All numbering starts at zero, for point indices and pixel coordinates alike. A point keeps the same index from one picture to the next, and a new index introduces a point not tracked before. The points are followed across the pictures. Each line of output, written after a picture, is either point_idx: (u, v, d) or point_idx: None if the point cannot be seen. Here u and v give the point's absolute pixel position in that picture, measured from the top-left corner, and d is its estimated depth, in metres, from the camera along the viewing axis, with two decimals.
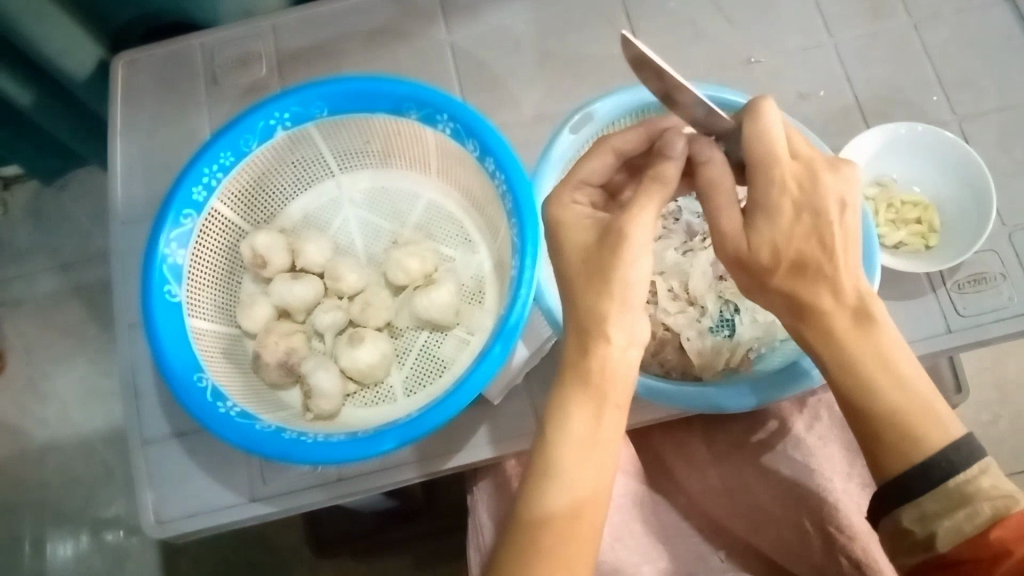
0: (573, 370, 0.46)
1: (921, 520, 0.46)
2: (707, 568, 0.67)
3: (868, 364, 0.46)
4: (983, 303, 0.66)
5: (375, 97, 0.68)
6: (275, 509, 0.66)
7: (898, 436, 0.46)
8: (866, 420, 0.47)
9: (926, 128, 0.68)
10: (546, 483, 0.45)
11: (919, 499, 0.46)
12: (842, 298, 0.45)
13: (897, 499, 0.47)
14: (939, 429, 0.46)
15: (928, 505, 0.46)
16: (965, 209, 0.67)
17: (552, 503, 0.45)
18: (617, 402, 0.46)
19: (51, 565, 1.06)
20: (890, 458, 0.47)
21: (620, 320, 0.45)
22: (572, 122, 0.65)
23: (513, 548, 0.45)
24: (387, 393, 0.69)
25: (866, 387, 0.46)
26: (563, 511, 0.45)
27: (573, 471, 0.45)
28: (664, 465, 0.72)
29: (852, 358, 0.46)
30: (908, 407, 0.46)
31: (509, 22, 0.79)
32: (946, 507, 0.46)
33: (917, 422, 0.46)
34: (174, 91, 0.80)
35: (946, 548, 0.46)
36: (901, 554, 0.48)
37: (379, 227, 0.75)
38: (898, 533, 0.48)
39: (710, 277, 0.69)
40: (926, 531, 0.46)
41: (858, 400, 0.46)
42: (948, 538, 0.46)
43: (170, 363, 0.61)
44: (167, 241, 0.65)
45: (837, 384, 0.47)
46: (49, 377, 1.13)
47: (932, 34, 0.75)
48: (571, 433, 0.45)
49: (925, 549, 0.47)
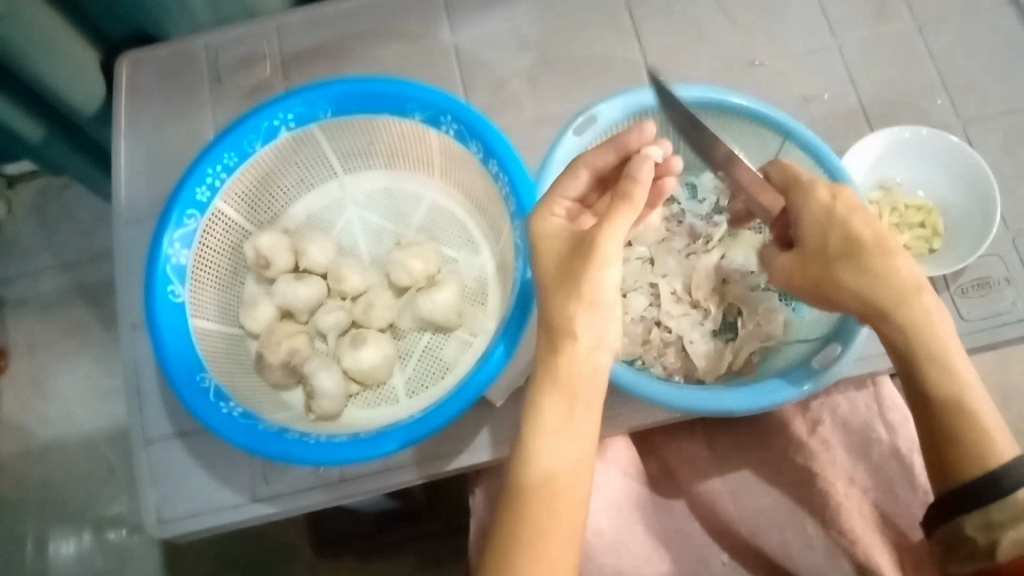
0: (541, 372, 0.47)
1: (985, 527, 0.46)
2: (708, 570, 0.68)
3: (948, 357, 0.48)
4: (988, 308, 0.66)
5: (379, 99, 0.68)
6: (277, 509, 0.66)
7: (977, 431, 0.47)
8: (947, 415, 0.48)
9: (930, 132, 0.68)
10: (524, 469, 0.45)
11: (988, 505, 0.46)
12: (923, 296, 0.49)
13: (956, 508, 0.47)
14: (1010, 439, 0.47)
15: (993, 513, 0.46)
16: (967, 214, 0.67)
17: (533, 489, 0.45)
18: (588, 402, 0.46)
19: (54, 562, 1.06)
20: (966, 459, 0.47)
21: (587, 315, 0.46)
22: (575, 123, 0.64)
23: (505, 538, 0.44)
24: (390, 394, 0.69)
25: (947, 378, 0.48)
26: (543, 496, 0.44)
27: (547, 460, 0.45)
28: (670, 472, 0.71)
29: (935, 347, 0.49)
30: (985, 407, 0.48)
31: (513, 23, 0.79)
32: (1013, 515, 0.45)
33: (993, 425, 0.48)
34: (178, 92, 0.80)
35: (1009, 557, 0.45)
36: (959, 560, 0.48)
37: (382, 228, 0.75)
38: (958, 540, 0.47)
39: (712, 279, 0.68)
40: (988, 539, 0.46)
41: (938, 392, 0.48)
42: (1009, 547, 0.45)
43: (171, 364, 0.61)
44: (171, 241, 0.65)
45: (920, 376, 0.49)
46: (52, 375, 1.13)
47: (935, 37, 0.75)
48: (547, 420, 0.46)
49: (986, 557, 0.46)
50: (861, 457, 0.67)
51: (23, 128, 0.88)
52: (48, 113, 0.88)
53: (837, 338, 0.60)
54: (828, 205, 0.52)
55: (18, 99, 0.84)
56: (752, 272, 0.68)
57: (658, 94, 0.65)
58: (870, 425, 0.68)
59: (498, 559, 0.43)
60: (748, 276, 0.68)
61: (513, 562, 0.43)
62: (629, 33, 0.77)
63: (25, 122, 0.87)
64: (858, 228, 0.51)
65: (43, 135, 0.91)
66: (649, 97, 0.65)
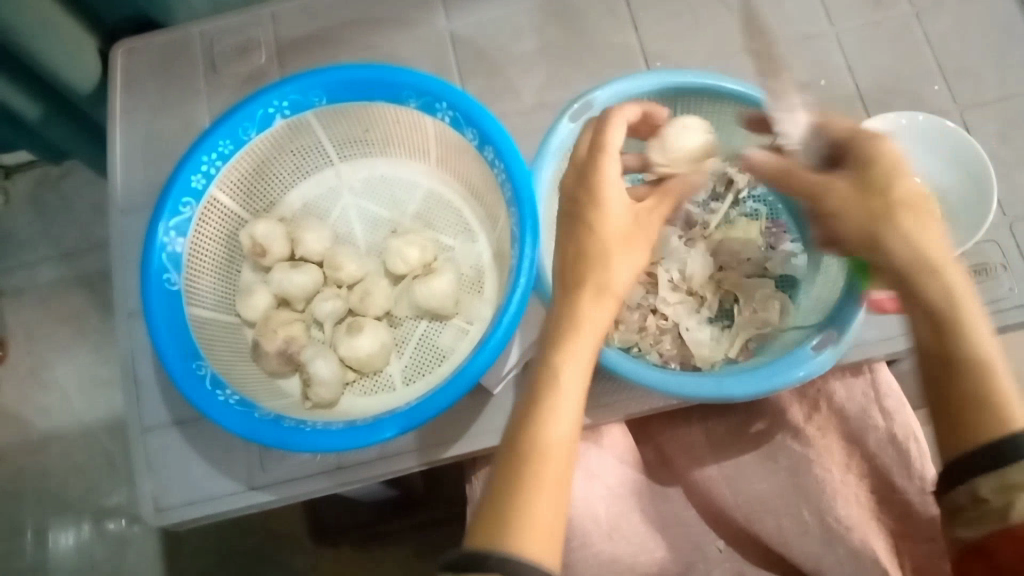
0: (565, 312, 0.49)
1: (1001, 489, 0.44)
2: (704, 557, 0.68)
3: (973, 325, 0.48)
4: (984, 294, 0.66)
5: (375, 86, 0.67)
6: (274, 497, 0.66)
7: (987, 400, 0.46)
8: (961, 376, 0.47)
9: (927, 117, 0.68)
10: (540, 410, 0.46)
11: (1005, 466, 0.44)
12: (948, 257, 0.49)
13: (965, 472, 0.46)
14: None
15: (1011, 474, 0.44)
16: (969, 198, 0.67)
17: (542, 430, 0.45)
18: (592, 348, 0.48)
19: (54, 553, 1.06)
20: (971, 425, 0.46)
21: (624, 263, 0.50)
22: (571, 110, 0.64)
23: (507, 478, 0.44)
24: (386, 381, 0.69)
25: (971, 344, 0.47)
26: (552, 439, 0.45)
27: (559, 397, 0.46)
28: (665, 458, 0.71)
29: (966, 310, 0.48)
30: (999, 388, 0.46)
31: (510, 9, 0.78)
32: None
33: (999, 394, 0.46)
34: (174, 79, 0.79)
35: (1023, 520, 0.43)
36: (965, 524, 0.46)
37: (377, 216, 0.75)
38: (971, 504, 0.45)
39: (709, 267, 0.69)
40: (1002, 500, 0.44)
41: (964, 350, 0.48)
42: None
43: (166, 352, 0.61)
44: (166, 230, 0.65)
45: (948, 329, 0.48)
46: (50, 366, 1.13)
47: (934, 23, 0.75)
48: (570, 357, 0.47)
49: (998, 519, 0.44)
50: (856, 444, 0.68)
51: (21, 104, 0.88)
52: (47, 93, 0.88)
53: (832, 324, 0.60)
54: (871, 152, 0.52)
55: (17, 80, 0.84)
56: (749, 259, 0.70)
57: (656, 80, 0.64)
58: (868, 413, 0.67)
59: (500, 498, 0.43)
60: (746, 264, 0.70)
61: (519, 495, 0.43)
62: (626, 20, 0.77)
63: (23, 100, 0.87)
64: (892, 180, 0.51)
65: (39, 115, 0.90)
66: (647, 81, 0.65)
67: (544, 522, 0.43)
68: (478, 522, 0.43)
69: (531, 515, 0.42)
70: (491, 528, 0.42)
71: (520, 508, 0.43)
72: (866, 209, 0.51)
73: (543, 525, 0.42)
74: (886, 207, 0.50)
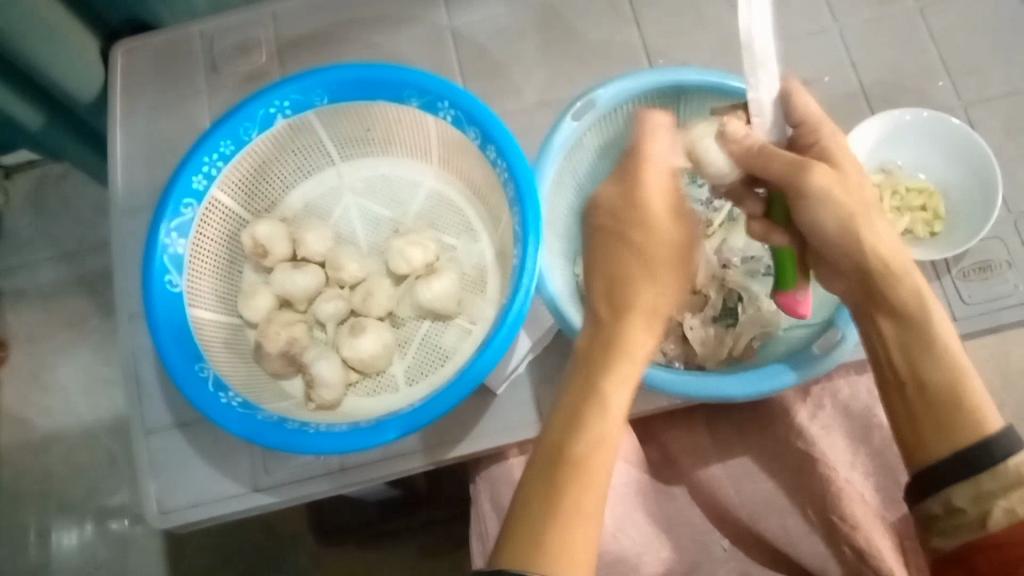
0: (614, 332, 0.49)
1: (976, 498, 0.45)
2: (709, 558, 0.67)
3: (937, 330, 0.48)
4: (989, 291, 0.66)
5: (377, 85, 0.67)
6: (278, 499, 0.66)
7: (962, 408, 0.47)
8: (931, 391, 0.48)
9: (932, 114, 0.67)
10: (580, 436, 0.46)
11: (979, 474, 0.45)
12: (910, 260, 0.49)
13: (938, 481, 0.46)
14: (994, 406, 0.47)
15: (985, 482, 0.45)
16: (966, 159, 0.67)
17: (577, 459, 0.45)
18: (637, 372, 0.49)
19: (57, 554, 1.06)
20: (941, 439, 0.47)
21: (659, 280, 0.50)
22: (574, 109, 0.64)
23: (539, 507, 0.44)
24: (389, 382, 0.68)
25: (936, 353, 0.48)
26: (585, 466, 0.45)
27: (594, 428, 0.46)
28: (669, 457, 0.71)
29: (931, 318, 0.48)
30: (972, 394, 0.47)
31: (510, 6, 0.78)
32: (1004, 484, 0.44)
33: (974, 399, 0.47)
34: (174, 81, 0.79)
35: (1000, 527, 0.44)
36: (941, 534, 0.46)
37: (379, 216, 0.74)
38: (946, 513, 0.46)
39: (713, 265, 0.68)
40: (980, 509, 0.45)
41: (931, 363, 0.48)
42: (1002, 517, 0.44)
43: (168, 354, 0.60)
44: (168, 231, 0.65)
45: (918, 341, 0.48)
46: (52, 367, 1.13)
47: (937, 18, 0.75)
48: (614, 387, 0.47)
49: (977, 528, 0.45)
50: (861, 442, 0.68)
51: (23, 115, 0.87)
52: (48, 100, 0.88)
53: (832, 324, 0.59)
54: (834, 156, 0.51)
55: (18, 88, 0.83)
56: (751, 258, 0.69)
57: (658, 78, 0.64)
58: (872, 410, 0.68)
59: (532, 529, 0.44)
60: (749, 262, 0.69)
61: (547, 520, 0.44)
62: (628, 17, 0.76)
63: (23, 107, 0.86)
64: (855, 178, 0.50)
65: (42, 123, 0.90)
66: (650, 79, 0.64)
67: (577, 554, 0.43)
68: (509, 547, 0.44)
69: (566, 547, 0.43)
70: (519, 560, 0.43)
71: (552, 542, 0.43)
72: (848, 201, 0.48)
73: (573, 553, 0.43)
74: (863, 206, 0.49)
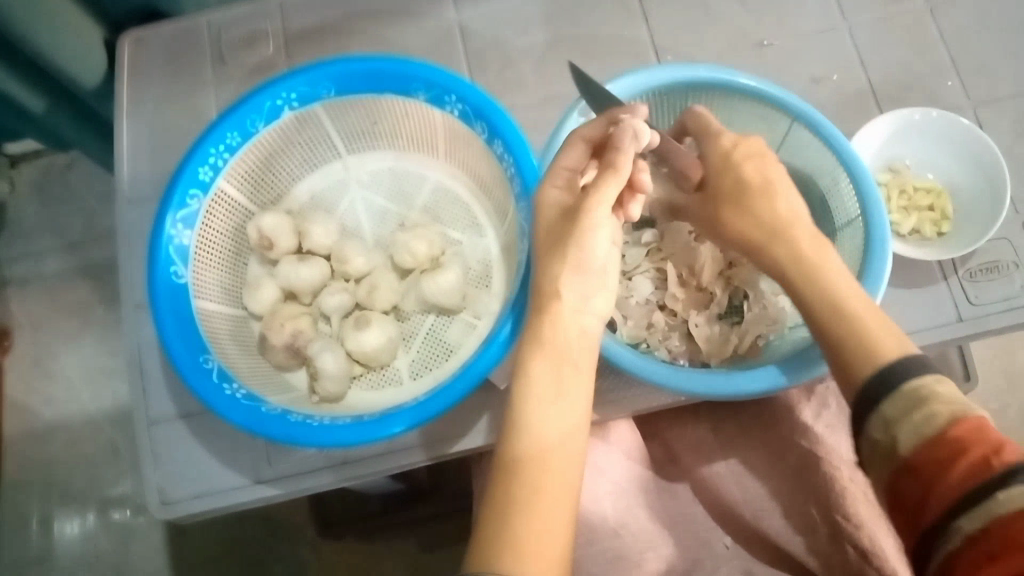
0: (531, 338, 0.48)
1: (885, 427, 0.44)
2: (711, 554, 0.67)
3: (826, 271, 0.50)
4: (996, 292, 0.66)
5: (384, 78, 0.67)
6: (280, 491, 0.66)
7: (854, 344, 0.47)
8: (827, 335, 0.49)
9: (941, 114, 0.67)
10: (517, 432, 0.45)
11: (880, 405, 0.44)
12: (792, 217, 0.52)
13: (862, 420, 0.46)
14: (893, 334, 0.47)
15: (887, 410, 0.44)
16: (974, 157, 0.67)
17: (524, 452, 0.45)
18: (575, 363, 0.48)
19: (58, 542, 1.06)
20: (848, 377, 0.47)
21: (575, 283, 0.49)
22: (583, 104, 0.63)
23: (495, 503, 0.43)
24: (393, 376, 0.68)
25: (819, 300, 0.49)
26: (533, 456, 0.44)
27: (535, 419, 0.46)
28: (670, 454, 0.71)
29: (809, 267, 0.50)
30: (867, 327, 0.47)
31: (520, 2, 0.78)
32: (904, 408, 0.43)
33: (868, 332, 0.47)
34: (181, 72, 0.79)
35: (909, 452, 0.42)
36: (875, 475, 0.45)
37: (385, 210, 0.74)
38: (870, 451, 0.45)
39: (719, 263, 0.68)
40: (890, 437, 0.44)
41: (815, 312, 0.49)
42: (908, 437, 0.43)
43: (172, 345, 0.60)
44: (173, 222, 0.65)
45: (800, 293, 0.50)
46: (56, 356, 1.13)
47: (947, 18, 0.74)
48: (543, 380, 0.47)
49: (890, 459, 0.43)
50: None
51: (25, 99, 0.87)
52: (51, 87, 0.87)
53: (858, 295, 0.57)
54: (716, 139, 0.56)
55: (21, 72, 0.83)
56: None
57: (669, 73, 0.63)
58: None
59: (487, 528, 0.42)
60: None
61: (508, 516, 0.42)
62: (635, 13, 0.76)
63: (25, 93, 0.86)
64: (734, 158, 0.54)
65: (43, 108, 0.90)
66: (661, 75, 0.63)
67: (540, 550, 0.41)
68: (474, 547, 0.42)
69: (525, 541, 0.41)
70: (483, 556, 0.41)
71: (511, 536, 0.42)
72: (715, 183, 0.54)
73: (534, 547, 0.41)
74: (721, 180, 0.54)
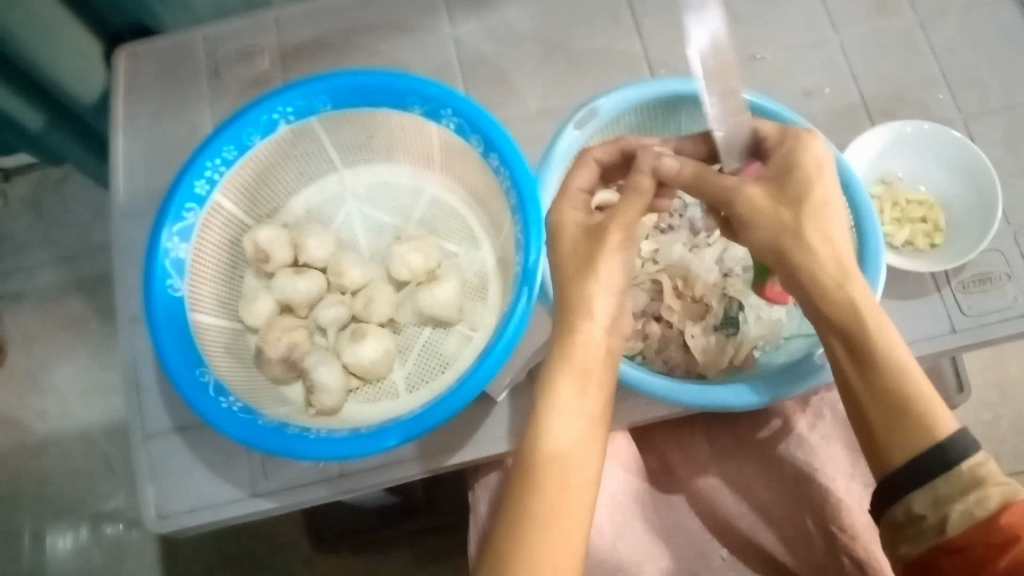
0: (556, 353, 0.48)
1: (934, 505, 0.45)
2: (708, 566, 0.67)
3: (888, 331, 0.47)
4: (988, 303, 0.66)
5: (380, 92, 0.68)
6: (275, 504, 0.66)
7: (913, 417, 0.45)
8: (881, 399, 0.46)
9: (932, 127, 0.68)
10: (537, 440, 0.46)
11: (935, 482, 0.45)
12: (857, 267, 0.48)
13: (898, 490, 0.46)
14: (948, 408, 0.46)
15: (941, 488, 0.45)
16: (966, 170, 0.67)
17: (541, 464, 0.45)
18: (598, 382, 0.48)
19: (51, 557, 1.06)
20: (896, 446, 0.46)
21: (603, 301, 0.49)
22: (576, 118, 0.64)
23: (512, 516, 0.44)
24: (390, 389, 0.68)
25: (879, 365, 0.46)
26: (551, 464, 0.45)
27: (553, 431, 0.46)
28: (667, 466, 0.71)
29: (874, 326, 0.47)
30: (926, 400, 0.46)
31: (514, 16, 0.78)
32: (958, 487, 0.44)
33: (927, 404, 0.46)
34: (178, 86, 0.79)
35: (957, 532, 0.44)
36: (907, 541, 0.46)
37: (381, 223, 0.74)
38: (908, 520, 0.46)
39: (713, 277, 0.69)
40: (939, 514, 0.45)
41: (878, 375, 0.46)
42: (959, 521, 0.44)
43: (169, 359, 0.60)
44: (169, 236, 0.65)
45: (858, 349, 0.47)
46: (49, 370, 1.12)
47: (937, 32, 0.75)
48: (568, 394, 0.47)
49: (934, 535, 0.45)
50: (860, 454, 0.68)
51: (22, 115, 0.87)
52: (47, 102, 0.87)
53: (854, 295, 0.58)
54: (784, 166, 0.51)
55: (17, 87, 0.83)
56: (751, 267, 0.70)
57: (657, 87, 0.64)
58: None
59: (504, 542, 0.43)
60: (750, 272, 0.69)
61: (525, 528, 0.43)
62: (629, 27, 0.77)
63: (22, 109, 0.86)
64: (800, 184, 0.49)
65: (42, 124, 0.90)
66: (649, 90, 0.64)
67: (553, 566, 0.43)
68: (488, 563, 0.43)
69: (537, 557, 0.43)
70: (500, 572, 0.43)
71: (525, 550, 0.43)
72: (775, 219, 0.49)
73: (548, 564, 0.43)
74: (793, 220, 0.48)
